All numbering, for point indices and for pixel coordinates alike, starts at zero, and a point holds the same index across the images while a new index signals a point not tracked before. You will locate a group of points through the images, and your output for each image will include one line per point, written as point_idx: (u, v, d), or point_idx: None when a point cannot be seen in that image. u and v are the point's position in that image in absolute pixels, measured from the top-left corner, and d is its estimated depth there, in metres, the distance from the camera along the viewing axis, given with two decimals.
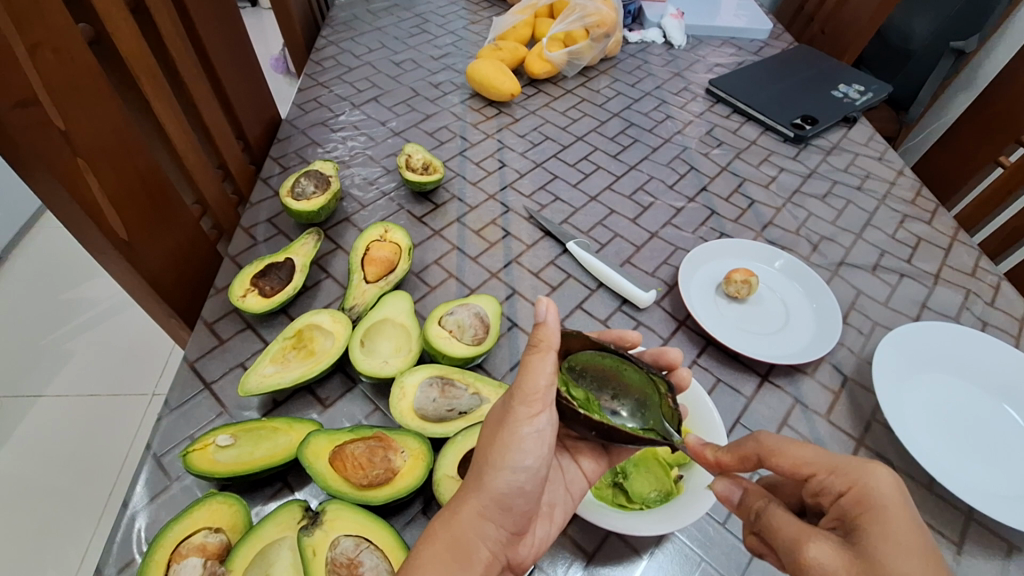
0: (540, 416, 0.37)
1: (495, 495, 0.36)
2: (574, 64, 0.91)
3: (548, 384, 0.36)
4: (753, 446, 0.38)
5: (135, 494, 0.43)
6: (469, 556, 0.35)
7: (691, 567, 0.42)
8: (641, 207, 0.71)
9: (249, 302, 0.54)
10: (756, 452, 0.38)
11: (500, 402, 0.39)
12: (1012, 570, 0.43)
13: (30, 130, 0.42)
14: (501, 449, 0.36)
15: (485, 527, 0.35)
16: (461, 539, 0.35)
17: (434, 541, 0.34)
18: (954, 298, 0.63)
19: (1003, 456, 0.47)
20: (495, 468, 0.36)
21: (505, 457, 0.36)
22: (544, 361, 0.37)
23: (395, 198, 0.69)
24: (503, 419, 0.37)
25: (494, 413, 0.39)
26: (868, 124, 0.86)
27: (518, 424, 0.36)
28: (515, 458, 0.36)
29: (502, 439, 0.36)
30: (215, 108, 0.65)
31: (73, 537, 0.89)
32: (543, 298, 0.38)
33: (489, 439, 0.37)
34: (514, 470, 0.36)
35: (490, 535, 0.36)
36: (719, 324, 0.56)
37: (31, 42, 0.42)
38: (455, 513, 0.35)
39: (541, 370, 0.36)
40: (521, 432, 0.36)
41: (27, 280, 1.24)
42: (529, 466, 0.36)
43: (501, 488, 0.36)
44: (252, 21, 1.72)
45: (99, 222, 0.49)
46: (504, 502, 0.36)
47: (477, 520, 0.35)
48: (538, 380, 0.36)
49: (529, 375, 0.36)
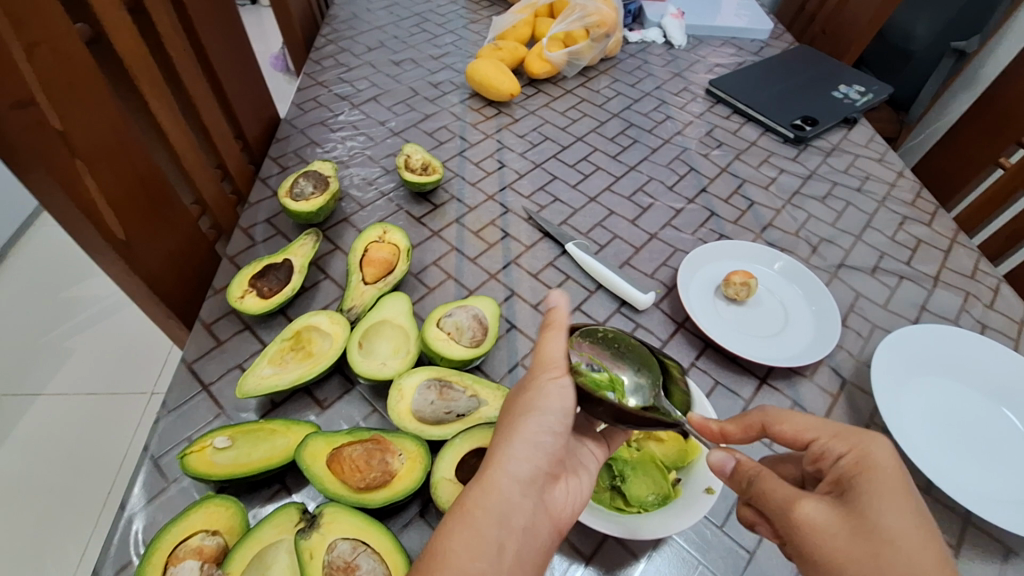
0: (562, 375, 0.38)
1: (530, 438, 0.36)
2: (574, 64, 0.90)
3: (563, 353, 0.39)
4: (757, 415, 0.41)
5: (133, 496, 0.43)
6: (502, 498, 0.34)
7: (689, 570, 0.42)
8: (641, 208, 0.71)
9: (248, 302, 0.54)
10: (763, 418, 0.41)
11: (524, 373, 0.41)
12: (1009, 574, 0.44)
13: (27, 130, 0.42)
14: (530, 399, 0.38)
15: (518, 468, 0.36)
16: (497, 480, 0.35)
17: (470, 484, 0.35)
18: (953, 300, 0.62)
19: (1003, 461, 0.47)
20: (524, 415, 0.37)
21: (533, 403, 0.37)
22: (556, 335, 0.40)
23: (394, 199, 0.69)
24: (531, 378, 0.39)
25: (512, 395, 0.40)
26: (869, 125, 0.86)
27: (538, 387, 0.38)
28: (550, 403, 0.37)
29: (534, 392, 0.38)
30: (213, 107, 0.65)
31: (72, 534, 0.89)
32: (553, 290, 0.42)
33: (519, 396, 0.39)
34: (546, 423, 0.37)
35: (523, 479, 0.35)
36: (718, 326, 0.56)
37: (27, 42, 0.42)
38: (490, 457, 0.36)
39: (555, 342, 0.40)
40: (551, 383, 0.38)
41: (26, 277, 1.24)
42: (559, 412, 0.37)
43: (536, 429, 0.37)
44: (251, 19, 1.71)
45: (97, 222, 0.49)
46: (538, 444, 0.37)
47: (513, 462, 0.36)
48: (553, 349, 0.40)
49: (544, 348, 0.40)
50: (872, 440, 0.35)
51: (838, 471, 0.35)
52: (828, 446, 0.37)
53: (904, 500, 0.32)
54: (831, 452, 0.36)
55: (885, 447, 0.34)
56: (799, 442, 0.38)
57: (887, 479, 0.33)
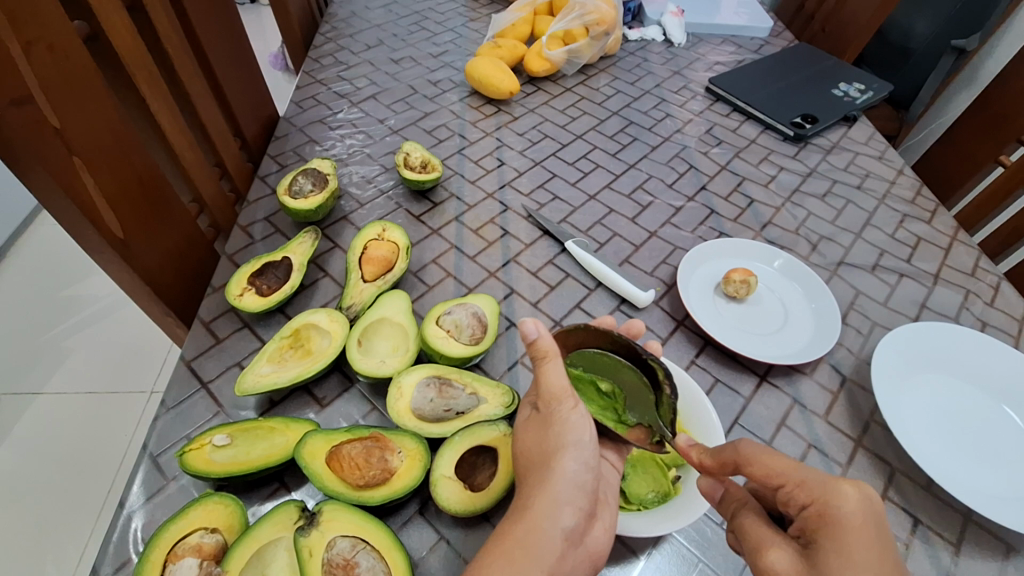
0: (580, 405, 0.39)
1: (568, 477, 0.37)
2: (573, 62, 0.90)
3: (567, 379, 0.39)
4: (731, 453, 0.37)
5: (132, 494, 0.43)
6: (545, 544, 0.35)
7: (689, 568, 0.42)
8: (640, 206, 0.71)
9: (247, 301, 0.54)
10: (734, 458, 0.37)
11: (528, 411, 0.42)
12: (1010, 572, 0.43)
13: (25, 128, 0.42)
14: (555, 437, 0.38)
15: (560, 513, 0.36)
16: (539, 523, 0.36)
17: (510, 534, 0.36)
18: (953, 298, 0.62)
19: (1003, 459, 0.47)
20: (557, 455, 0.37)
21: (565, 439, 0.38)
22: (554, 367, 0.39)
23: (394, 197, 0.69)
24: (548, 413, 0.39)
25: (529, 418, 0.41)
26: (869, 122, 0.86)
27: (564, 417, 0.39)
28: (570, 439, 0.38)
29: (556, 429, 0.38)
30: (211, 106, 0.65)
31: (71, 534, 0.89)
32: (525, 318, 0.39)
33: (539, 435, 0.39)
34: (580, 453, 0.38)
35: (567, 525, 0.36)
36: (718, 324, 0.56)
37: (24, 40, 0.41)
38: (527, 503, 0.37)
39: (557, 372, 0.39)
40: (573, 419, 0.39)
41: (26, 276, 1.24)
42: (585, 453, 0.38)
43: (572, 468, 0.37)
44: (251, 18, 1.71)
45: (97, 222, 0.49)
46: (575, 483, 0.37)
47: (551, 506, 0.36)
48: (557, 381, 0.39)
49: (545, 380, 0.39)
50: (835, 493, 0.34)
51: (803, 520, 0.35)
52: (791, 493, 0.36)
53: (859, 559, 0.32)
54: (799, 500, 0.35)
55: (845, 500, 0.34)
56: (769, 484, 0.37)
57: (842, 536, 0.33)
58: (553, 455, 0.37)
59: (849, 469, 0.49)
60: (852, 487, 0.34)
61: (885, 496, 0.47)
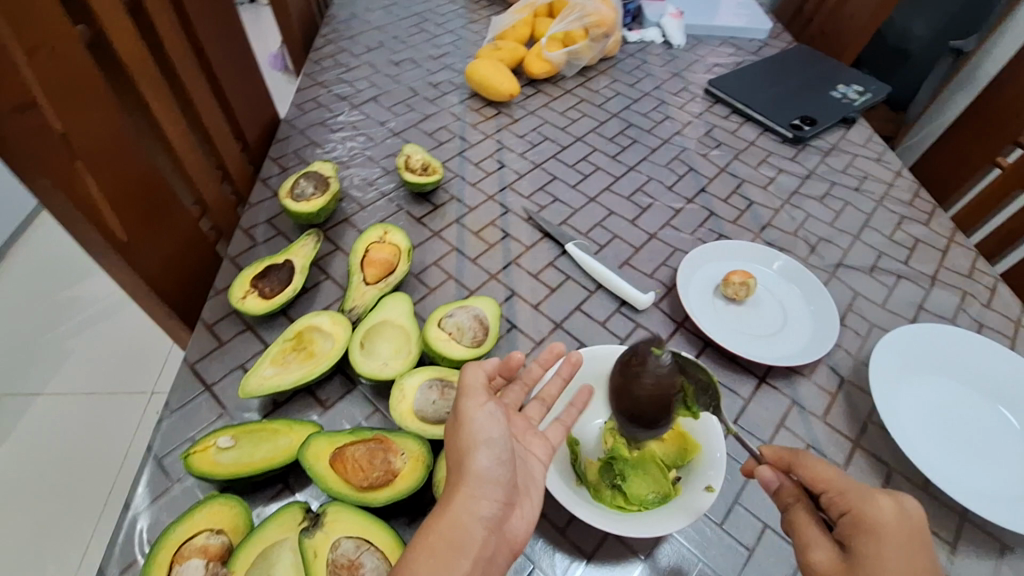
0: (487, 402, 0.40)
1: (478, 471, 0.37)
2: (574, 64, 0.91)
3: (483, 375, 0.41)
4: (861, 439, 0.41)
5: (136, 495, 0.44)
6: (466, 538, 0.35)
7: (690, 567, 0.43)
8: (640, 208, 0.71)
9: (249, 303, 0.54)
10: (790, 458, 0.41)
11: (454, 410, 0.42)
12: (1006, 570, 0.44)
13: (29, 132, 0.42)
14: (468, 433, 0.39)
15: (477, 505, 0.36)
16: (456, 515, 0.35)
17: (431, 527, 0.35)
18: (950, 299, 0.63)
19: (999, 458, 0.48)
20: (469, 453, 0.38)
21: (475, 438, 0.38)
22: (477, 364, 0.42)
23: (395, 199, 0.69)
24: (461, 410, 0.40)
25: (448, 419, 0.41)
26: (867, 124, 0.86)
27: (471, 415, 0.39)
28: (481, 434, 0.38)
29: (466, 426, 0.39)
30: (213, 109, 0.65)
31: (74, 535, 0.89)
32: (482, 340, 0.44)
33: (455, 436, 0.39)
34: (491, 448, 0.38)
35: (485, 514, 0.36)
36: (717, 326, 0.57)
37: (28, 44, 0.42)
38: (446, 500, 0.36)
39: (473, 374, 0.42)
40: (481, 414, 0.39)
41: (26, 277, 1.24)
42: (495, 447, 0.38)
43: (485, 463, 0.37)
44: (250, 18, 1.71)
45: (99, 225, 0.49)
46: (489, 478, 0.37)
47: (468, 498, 0.36)
48: (473, 378, 0.41)
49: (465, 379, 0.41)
50: (869, 500, 0.36)
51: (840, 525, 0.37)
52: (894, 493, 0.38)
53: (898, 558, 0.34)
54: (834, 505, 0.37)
55: (880, 508, 0.36)
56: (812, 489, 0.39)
57: (880, 541, 0.35)
58: (466, 451, 0.38)
59: (847, 470, 0.49)
60: (889, 499, 0.36)
61: None
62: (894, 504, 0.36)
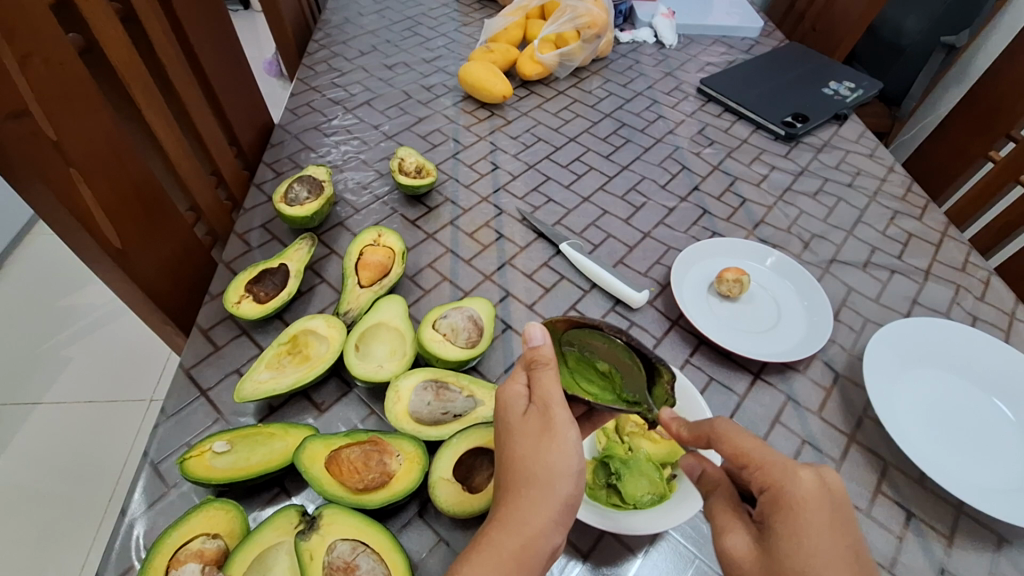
0: (572, 429, 0.38)
1: (563, 498, 0.37)
2: (566, 65, 0.91)
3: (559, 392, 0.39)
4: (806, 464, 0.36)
5: (133, 501, 0.44)
6: (537, 559, 0.35)
7: (686, 564, 0.43)
8: (634, 207, 0.71)
9: (244, 307, 0.54)
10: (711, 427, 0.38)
11: (522, 409, 0.39)
12: (1003, 562, 0.44)
13: (21, 140, 0.42)
14: (558, 453, 0.37)
15: (551, 531, 0.36)
16: (529, 550, 0.35)
17: (506, 549, 0.35)
18: (944, 293, 0.63)
19: (991, 450, 0.48)
20: (558, 474, 0.37)
21: (560, 459, 0.37)
22: (553, 374, 0.40)
23: (389, 202, 0.70)
24: (546, 421, 0.38)
25: (517, 420, 0.39)
26: (859, 120, 0.86)
27: (563, 434, 0.38)
28: (571, 463, 0.37)
29: (556, 447, 0.37)
30: (206, 115, 0.65)
31: (75, 543, 0.89)
32: (531, 326, 0.41)
33: (534, 447, 0.37)
34: (570, 471, 0.37)
35: (555, 543, 0.36)
36: (709, 323, 0.57)
37: (20, 53, 0.42)
38: (525, 518, 0.36)
39: (553, 382, 0.39)
40: (572, 437, 0.38)
41: (25, 285, 1.24)
42: (580, 471, 0.38)
43: (565, 490, 0.37)
44: (244, 25, 1.71)
45: (93, 232, 0.50)
46: (567, 502, 0.37)
47: (550, 525, 0.36)
48: (551, 388, 0.39)
49: (544, 385, 0.39)
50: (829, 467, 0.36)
51: (764, 500, 0.35)
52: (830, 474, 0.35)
53: (813, 535, 0.32)
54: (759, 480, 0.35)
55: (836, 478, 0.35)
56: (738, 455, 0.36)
57: (801, 518, 0.33)
58: (562, 496, 0.37)
59: (842, 464, 0.49)
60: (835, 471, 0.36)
61: (879, 491, 0.47)
62: (817, 479, 0.35)
